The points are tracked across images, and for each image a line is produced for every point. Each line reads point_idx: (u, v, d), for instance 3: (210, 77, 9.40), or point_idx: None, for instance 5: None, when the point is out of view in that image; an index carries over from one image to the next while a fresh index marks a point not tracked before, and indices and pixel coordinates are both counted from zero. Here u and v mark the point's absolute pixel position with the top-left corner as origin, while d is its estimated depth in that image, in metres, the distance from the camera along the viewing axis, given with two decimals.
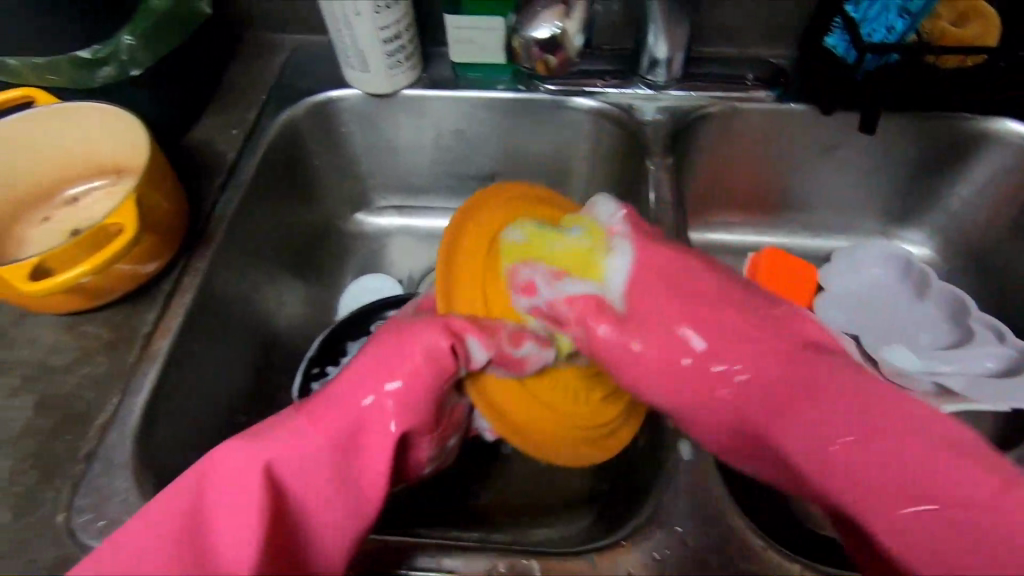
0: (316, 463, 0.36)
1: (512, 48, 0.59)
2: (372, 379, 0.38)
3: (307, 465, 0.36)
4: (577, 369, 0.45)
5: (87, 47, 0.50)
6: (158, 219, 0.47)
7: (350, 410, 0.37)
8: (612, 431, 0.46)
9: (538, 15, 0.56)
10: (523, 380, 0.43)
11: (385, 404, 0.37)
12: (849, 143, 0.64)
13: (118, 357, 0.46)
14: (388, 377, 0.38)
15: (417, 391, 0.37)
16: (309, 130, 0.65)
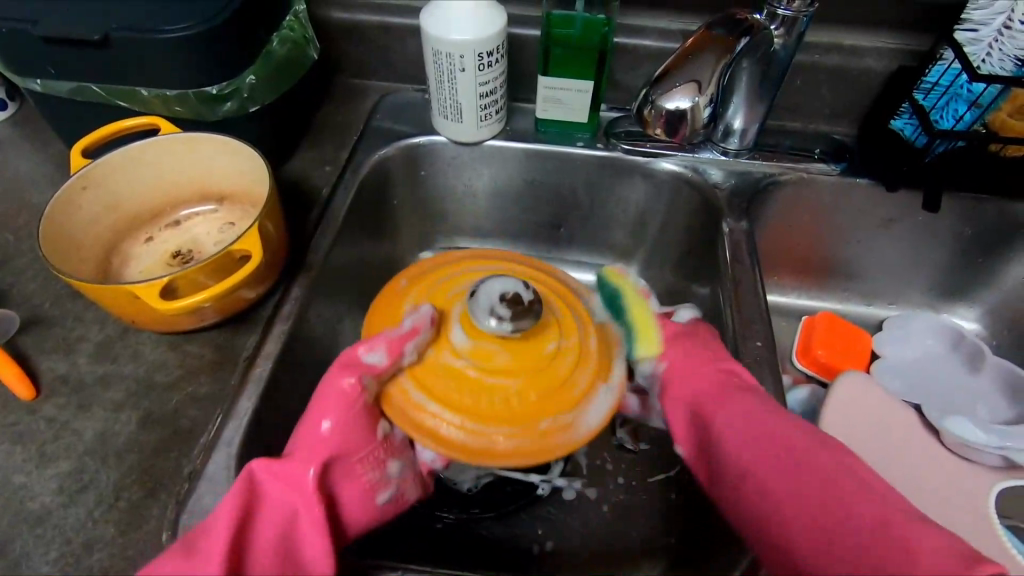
0: (282, 500, 0.40)
1: (640, 116, 0.54)
2: (315, 420, 0.43)
3: (277, 503, 0.40)
4: (506, 357, 0.42)
5: (215, 84, 0.53)
6: (269, 247, 0.48)
7: (307, 447, 0.42)
8: (560, 428, 0.41)
9: (676, 87, 0.51)
10: (436, 382, 0.42)
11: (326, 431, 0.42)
12: (908, 219, 0.67)
13: (220, 378, 0.48)
14: (326, 413, 0.43)
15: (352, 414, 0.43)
16: (393, 170, 0.68)
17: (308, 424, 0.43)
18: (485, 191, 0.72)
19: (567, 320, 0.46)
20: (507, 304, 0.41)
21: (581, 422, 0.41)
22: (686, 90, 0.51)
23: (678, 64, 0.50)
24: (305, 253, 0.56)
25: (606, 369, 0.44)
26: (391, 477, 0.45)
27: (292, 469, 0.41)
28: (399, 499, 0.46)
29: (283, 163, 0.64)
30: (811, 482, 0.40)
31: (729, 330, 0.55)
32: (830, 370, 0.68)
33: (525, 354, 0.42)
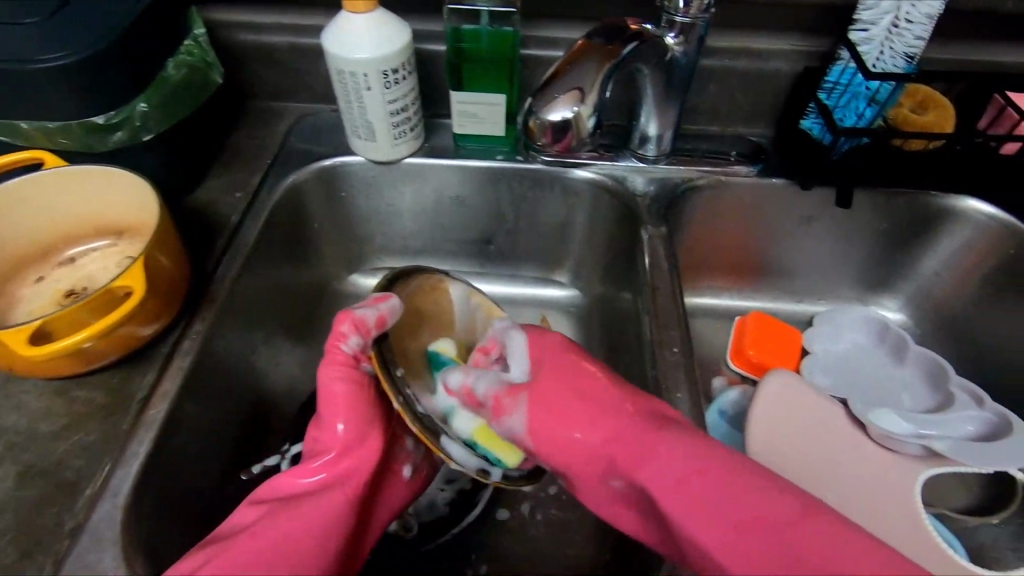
0: (351, 476, 0.46)
1: (527, 126, 0.57)
2: (329, 417, 0.47)
3: (346, 482, 0.45)
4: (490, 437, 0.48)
5: (101, 114, 0.51)
6: (159, 280, 0.46)
7: (335, 438, 0.46)
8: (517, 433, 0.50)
9: (554, 98, 0.54)
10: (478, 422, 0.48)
11: (359, 426, 0.47)
12: (825, 216, 0.68)
13: (112, 424, 0.45)
14: (340, 415, 0.47)
15: (363, 408, 0.48)
16: (310, 194, 0.66)
17: (326, 418, 0.47)
18: (408, 209, 0.71)
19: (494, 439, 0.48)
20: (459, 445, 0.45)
21: None
22: (567, 99, 0.53)
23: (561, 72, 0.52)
24: (210, 284, 0.54)
25: None
26: (409, 450, 0.53)
27: (345, 453, 0.46)
28: (418, 475, 0.53)
29: (191, 191, 0.62)
30: (746, 517, 0.38)
31: (649, 339, 0.54)
32: (760, 370, 0.68)
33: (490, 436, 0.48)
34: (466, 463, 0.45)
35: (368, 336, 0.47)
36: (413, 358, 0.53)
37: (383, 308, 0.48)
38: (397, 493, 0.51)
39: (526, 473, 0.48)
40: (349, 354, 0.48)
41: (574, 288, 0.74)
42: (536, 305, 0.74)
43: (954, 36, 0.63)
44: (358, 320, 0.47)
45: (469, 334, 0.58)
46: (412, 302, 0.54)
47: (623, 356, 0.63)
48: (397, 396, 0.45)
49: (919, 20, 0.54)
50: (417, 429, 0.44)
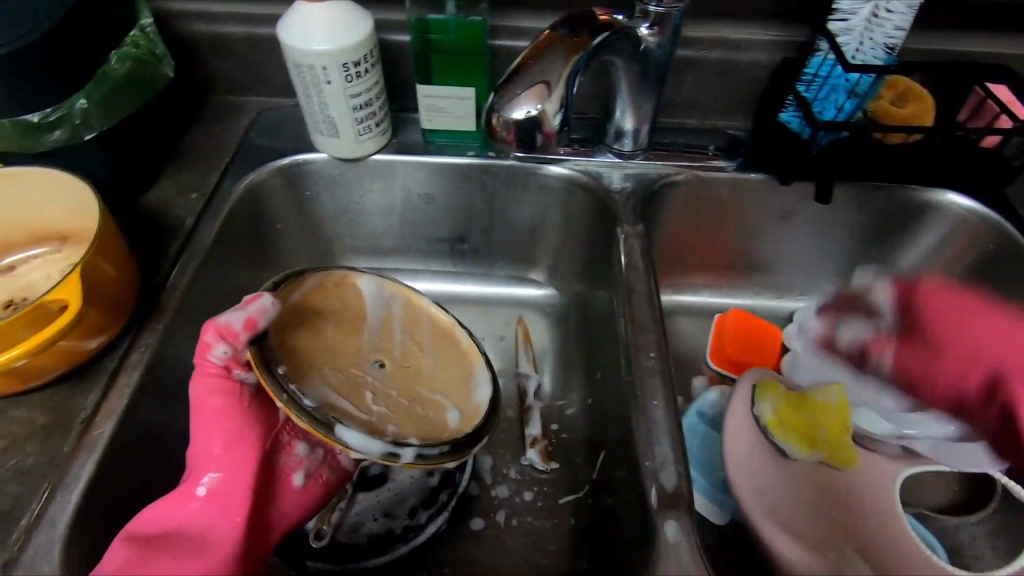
0: (232, 500, 0.42)
1: (488, 126, 0.51)
2: (204, 434, 0.43)
3: (227, 508, 0.42)
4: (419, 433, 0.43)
5: (36, 111, 0.47)
6: (102, 290, 0.43)
7: (211, 458, 0.42)
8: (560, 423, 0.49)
9: (518, 96, 0.49)
10: (402, 424, 0.43)
11: (233, 439, 0.43)
12: (804, 211, 0.66)
13: (52, 446, 0.42)
14: (214, 430, 0.43)
15: (242, 419, 0.44)
16: (271, 194, 0.63)
17: (199, 436, 0.43)
18: (377, 208, 0.68)
19: (425, 431, 0.43)
20: (380, 443, 0.40)
21: (478, 403, 0.47)
22: (530, 96, 0.49)
23: (524, 67, 0.49)
24: (160, 293, 0.50)
25: (460, 397, 0.48)
26: (302, 456, 0.48)
27: (223, 471, 0.42)
28: (317, 479, 0.48)
29: (143, 192, 0.58)
30: None
31: (625, 342, 0.53)
32: (741, 368, 0.67)
33: (421, 425, 0.44)
34: (368, 449, 0.39)
35: (237, 343, 0.42)
36: (307, 356, 0.46)
37: (252, 310, 0.42)
38: (290, 503, 0.46)
39: (448, 448, 0.42)
40: (219, 364, 0.43)
41: (551, 287, 0.72)
42: (512, 305, 0.72)
43: (934, 26, 0.62)
44: (222, 328, 0.42)
45: (384, 323, 0.52)
46: (308, 301, 0.49)
47: (600, 359, 0.61)
48: (279, 396, 0.39)
49: (899, 10, 0.53)
50: (307, 426, 0.39)
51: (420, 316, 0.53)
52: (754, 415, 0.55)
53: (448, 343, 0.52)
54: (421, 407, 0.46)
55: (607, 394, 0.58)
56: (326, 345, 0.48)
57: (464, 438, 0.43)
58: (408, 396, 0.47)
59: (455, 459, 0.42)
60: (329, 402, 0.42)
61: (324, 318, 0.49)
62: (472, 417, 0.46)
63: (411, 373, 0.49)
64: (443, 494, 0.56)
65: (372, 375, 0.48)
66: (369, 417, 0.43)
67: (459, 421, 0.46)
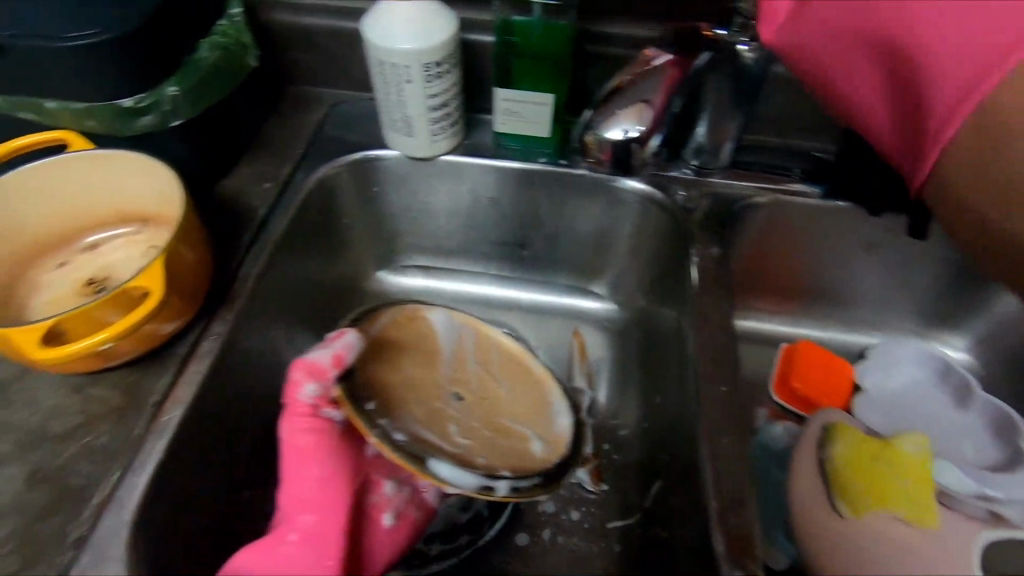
0: (327, 541, 0.43)
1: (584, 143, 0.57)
2: (297, 474, 0.45)
3: (323, 549, 0.43)
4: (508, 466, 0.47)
5: (130, 96, 0.48)
6: (182, 277, 0.44)
7: (303, 498, 0.44)
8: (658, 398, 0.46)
9: (616, 114, 0.54)
10: (491, 457, 0.47)
11: (325, 479, 0.45)
12: (891, 244, 0.62)
13: (124, 427, 0.43)
14: (307, 469, 0.45)
15: (332, 459, 0.46)
16: (340, 188, 0.63)
17: (292, 478, 0.45)
18: (442, 208, 0.67)
19: (513, 464, 0.47)
20: (473, 478, 0.44)
21: (557, 428, 0.50)
22: (628, 116, 0.53)
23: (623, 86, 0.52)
24: (231, 282, 0.51)
25: (539, 423, 0.51)
26: (389, 495, 0.50)
27: (317, 511, 0.44)
28: (402, 518, 0.50)
29: (220, 178, 0.59)
30: None
31: (693, 371, 0.51)
32: (807, 404, 0.63)
33: (508, 458, 0.48)
34: (462, 482, 0.43)
35: (327, 381, 0.46)
36: (393, 390, 0.50)
37: (338, 347, 0.47)
38: (381, 542, 0.48)
39: (540, 480, 0.46)
40: (309, 403, 0.46)
41: (611, 302, 0.70)
42: (569, 316, 0.70)
43: None
44: (312, 365, 0.46)
45: (457, 355, 0.54)
46: (385, 337, 0.52)
47: (661, 382, 0.59)
48: (373, 431, 0.44)
49: None
50: (401, 461, 0.43)
51: (489, 348, 0.54)
52: (822, 458, 0.53)
53: (520, 373, 0.53)
54: (504, 437, 0.50)
55: (666, 421, 0.56)
56: (409, 378, 0.52)
57: (553, 469, 0.47)
58: (491, 426, 0.51)
59: (545, 491, 0.46)
60: (420, 438, 0.47)
61: (404, 353, 0.53)
62: (555, 448, 0.49)
63: (488, 403, 0.53)
64: (464, 515, 0.56)
65: (452, 407, 0.52)
66: (460, 452, 0.47)
67: (543, 450, 0.49)
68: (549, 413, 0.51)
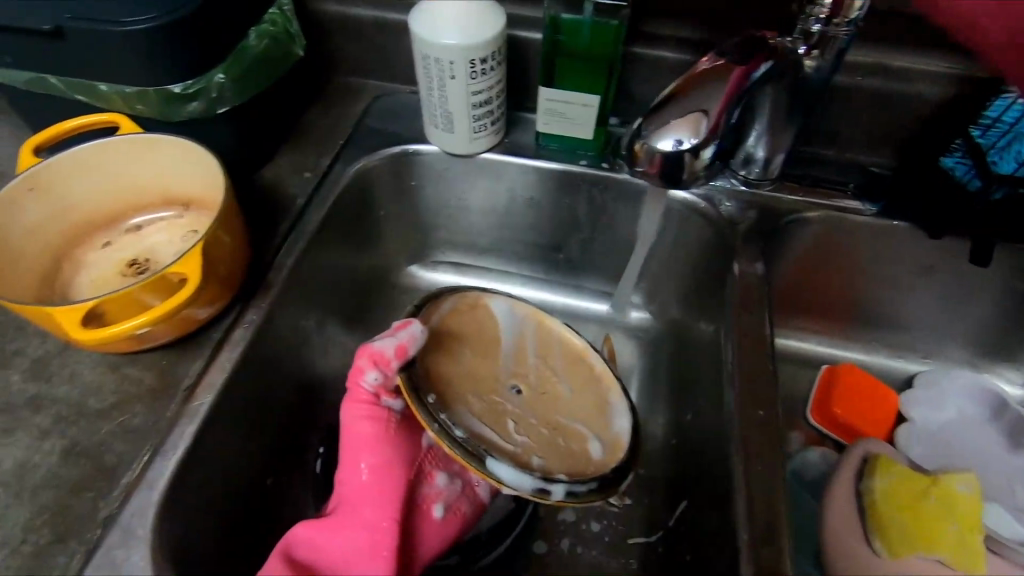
0: (379, 529, 0.43)
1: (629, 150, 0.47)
2: (354, 459, 0.45)
3: (376, 536, 0.43)
4: (566, 468, 0.43)
5: (179, 82, 0.49)
6: (218, 264, 0.44)
7: (359, 484, 0.45)
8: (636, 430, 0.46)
9: (669, 126, 0.45)
10: (549, 460, 0.44)
11: (380, 467, 0.45)
12: (949, 269, 0.59)
13: (156, 409, 0.44)
14: (363, 455, 0.45)
15: (389, 447, 0.46)
16: (378, 180, 0.63)
17: (349, 464, 0.45)
18: (478, 206, 0.66)
19: (572, 467, 0.44)
20: (532, 480, 0.41)
21: (615, 431, 0.47)
22: (685, 123, 0.44)
23: (683, 92, 0.45)
24: (266, 270, 0.51)
25: (597, 423, 0.48)
26: (441, 487, 0.48)
27: (374, 499, 0.44)
28: (455, 513, 0.48)
29: (261, 165, 0.60)
30: None
31: (729, 391, 0.49)
32: (846, 430, 0.60)
33: (565, 459, 0.44)
34: (520, 484, 0.40)
35: (389, 370, 0.45)
36: (452, 382, 0.47)
37: (403, 337, 0.45)
38: (432, 534, 0.47)
39: (596, 485, 0.42)
40: (370, 391, 0.46)
41: (645, 310, 0.68)
42: (601, 323, 0.69)
43: None
44: (376, 354, 0.44)
45: (517, 349, 0.52)
46: (447, 327, 0.50)
47: (693, 398, 0.57)
48: (431, 424, 0.41)
49: None
50: (459, 456, 0.41)
51: (551, 343, 0.52)
52: (859, 489, 0.50)
53: (580, 369, 0.51)
54: (563, 437, 0.46)
55: (696, 439, 0.54)
56: (467, 370, 0.49)
57: (610, 473, 0.43)
58: (549, 424, 0.47)
59: (602, 497, 0.42)
60: (477, 432, 0.43)
61: (463, 344, 0.50)
62: (613, 451, 0.45)
63: (547, 400, 0.49)
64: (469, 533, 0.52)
65: (511, 403, 0.48)
66: (516, 449, 0.44)
67: (600, 453, 0.45)
68: (609, 415, 0.48)
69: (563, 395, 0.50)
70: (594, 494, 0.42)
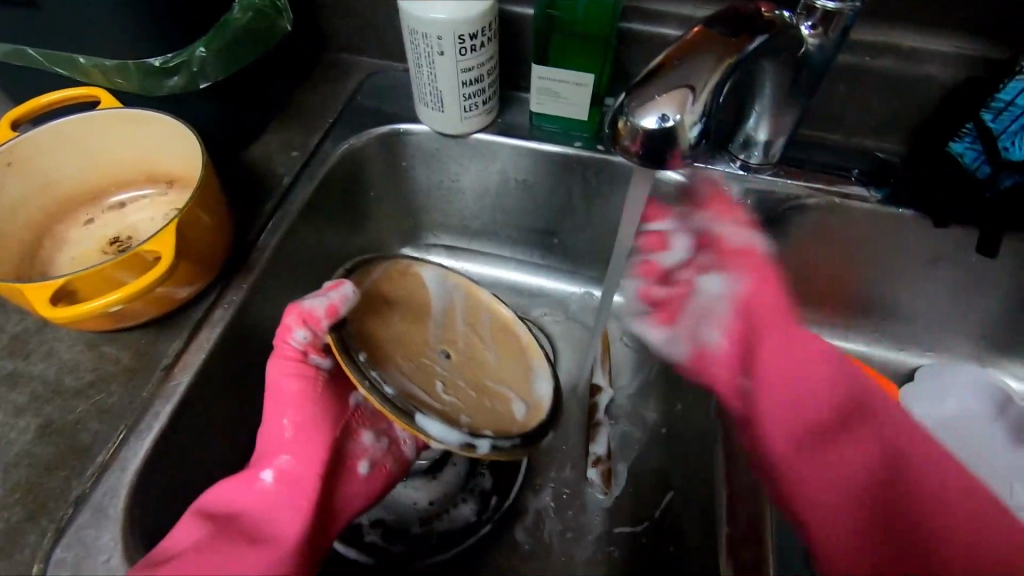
0: (300, 486, 0.42)
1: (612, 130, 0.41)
2: (276, 416, 0.44)
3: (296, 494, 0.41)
4: (492, 426, 0.42)
5: (159, 55, 0.48)
6: (196, 242, 0.43)
7: (280, 441, 0.43)
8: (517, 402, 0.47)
9: (656, 100, 0.40)
10: (474, 417, 0.42)
11: (304, 425, 0.44)
12: (956, 259, 0.57)
13: (132, 388, 0.43)
14: (286, 412, 0.44)
15: (313, 405, 0.44)
16: (368, 160, 0.62)
17: (270, 421, 0.44)
18: (471, 188, 0.65)
19: (496, 425, 0.42)
20: (458, 435, 0.38)
21: (537, 396, 0.46)
22: (670, 100, 0.39)
23: (668, 66, 0.39)
24: (249, 250, 0.51)
25: (522, 387, 0.47)
26: (367, 445, 0.47)
27: (296, 456, 0.43)
28: (380, 469, 0.48)
29: (249, 143, 0.59)
30: None
31: None
32: None
33: (487, 417, 0.43)
34: (447, 438, 0.38)
35: (319, 329, 0.43)
36: (381, 343, 0.46)
37: (334, 297, 0.43)
38: (356, 491, 0.46)
39: (519, 440, 0.41)
40: (297, 348, 0.44)
41: None
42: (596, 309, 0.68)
43: None
44: (306, 313, 0.42)
45: (447, 318, 0.52)
46: (377, 290, 0.49)
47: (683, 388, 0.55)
48: (361, 380, 0.38)
49: None
50: (386, 409, 0.38)
51: (481, 311, 0.53)
52: None
53: (508, 340, 0.51)
54: (489, 398, 0.46)
55: None
56: (398, 334, 0.48)
57: (534, 431, 0.42)
58: (476, 387, 0.47)
59: (525, 454, 0.41)
60: (406, 389, 0.41)
61: (392, 309, 0.50)
62: (537, 413, 0.45)
63: (475, 366, 0.49)
64: (419, 528, 0.53)
65: (440, 365, 0.48)
66: (443, 407, 0.42)
67: (524, 414, 0.45)
68: (535, 380, 0.48)
69: (488, 360, 0.50)
70: (519, 452, 0.40)
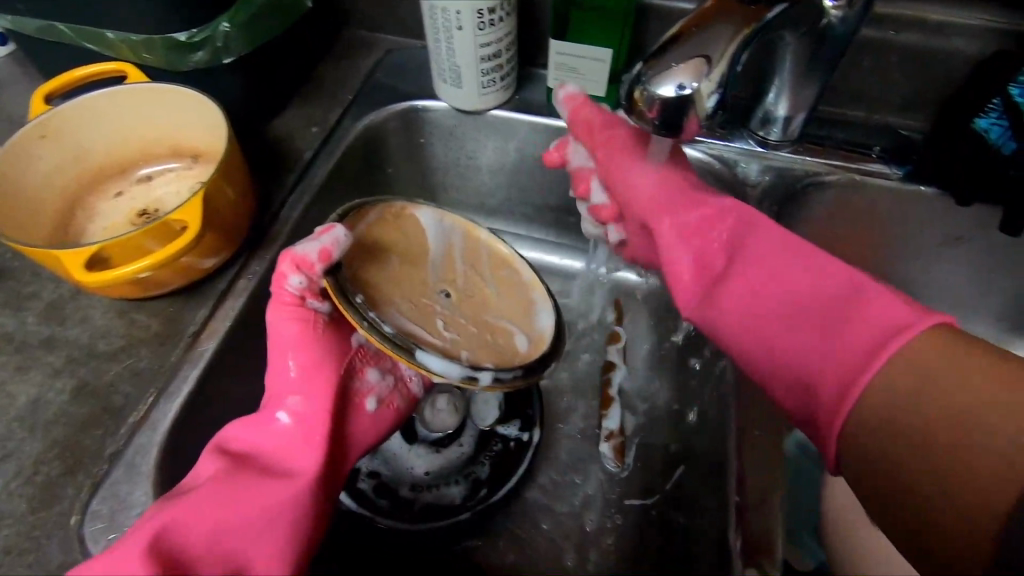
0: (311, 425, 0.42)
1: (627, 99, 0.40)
2: (280, 359, 0.44)
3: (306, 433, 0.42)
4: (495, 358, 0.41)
5: (184, 30, 0.49)
6: (222, 213, 0.45)
7: (288, 381, 0.43)
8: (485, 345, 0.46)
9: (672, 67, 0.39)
10: (478, 351, 0.41)
11: (310, 366, 0.43)
12: (978, 238, 0.56)
13: (161, 353, 0.45)
14: (290, 354, 0.43)
15: (318, 346, 0.44)
16: (386, 136, 0.62)
17: (275, 364, 0.44)
18: (488, 165, 0.65)
19: (498, 358, 0.41)
20: (457, 367, 0.38)
21: (540, 329, 0.45)
22: (687, 70, 0.38)
23: (685, 35, 0.39)
24: (271, 223, 0.52)
25: (525, 321, 0.46)
26: (373, 383, 0.47)
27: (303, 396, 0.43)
28: (388, 406, 0.48)
29: (270, 119, 0.60)
30: None
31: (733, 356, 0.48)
32: None
33: (488, 350, 0.42)
34: (449, 372, 0.37)
35: (313, 274, 0.41)
36: (377, 286, 0.43)
37: (326, 241, 0.40)
38: (366, 427, 0.47)
39: (521, 371, 0.40)
40: (293, 294, 0.43)
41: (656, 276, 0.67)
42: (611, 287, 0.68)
43: None
44: (298, 259, 0.40)
45: (445, 257, 0.49)
46: (371, 233, 0.46)
47: None
48: (359, 321, 0.37)
49: None
50: (386, 348, 0.37)
51: (479, 249, 0.50)
52: None
53: (506, 274, 0.49)
54: (493, 334, 0.44)
55: None
56: (395, 276, 0.45)
57: (536, 363, 0.42)
58: (477, 323, 0.45)
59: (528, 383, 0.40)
60: (404, 328, 0.40)
61: (389, 250, 0.47)
62: (540, 347, 0.44)
63: (477, 302, 0.47)
64: (407, 491, 0.53)
65: (440, 304, 0.45)
66: (445, 344, 0.41)
67: (527, 346, 0.44)
68: (538, 313, 0.46)
69: (489, 296, 0.48)
70: (522, 381, 0.40)
